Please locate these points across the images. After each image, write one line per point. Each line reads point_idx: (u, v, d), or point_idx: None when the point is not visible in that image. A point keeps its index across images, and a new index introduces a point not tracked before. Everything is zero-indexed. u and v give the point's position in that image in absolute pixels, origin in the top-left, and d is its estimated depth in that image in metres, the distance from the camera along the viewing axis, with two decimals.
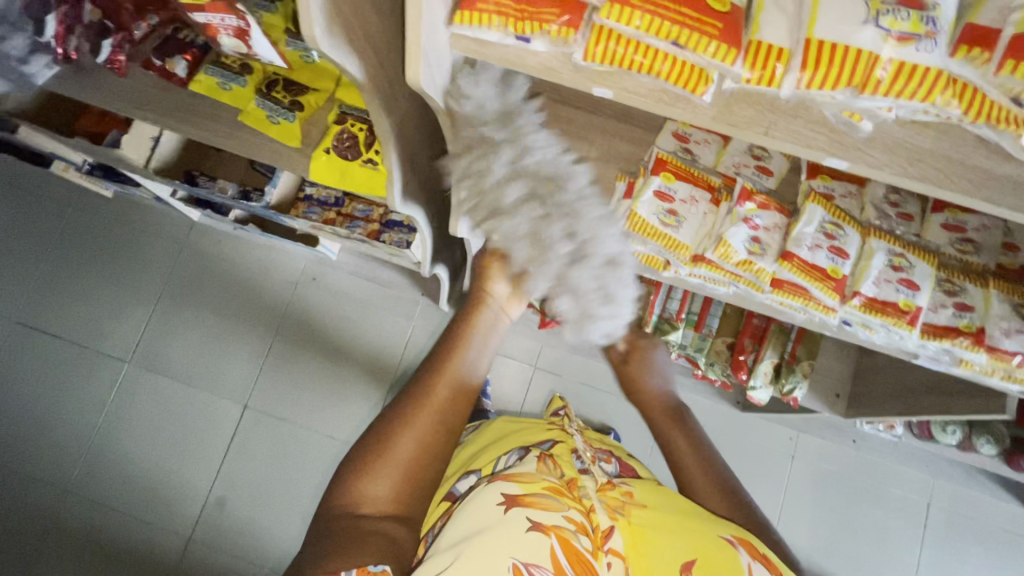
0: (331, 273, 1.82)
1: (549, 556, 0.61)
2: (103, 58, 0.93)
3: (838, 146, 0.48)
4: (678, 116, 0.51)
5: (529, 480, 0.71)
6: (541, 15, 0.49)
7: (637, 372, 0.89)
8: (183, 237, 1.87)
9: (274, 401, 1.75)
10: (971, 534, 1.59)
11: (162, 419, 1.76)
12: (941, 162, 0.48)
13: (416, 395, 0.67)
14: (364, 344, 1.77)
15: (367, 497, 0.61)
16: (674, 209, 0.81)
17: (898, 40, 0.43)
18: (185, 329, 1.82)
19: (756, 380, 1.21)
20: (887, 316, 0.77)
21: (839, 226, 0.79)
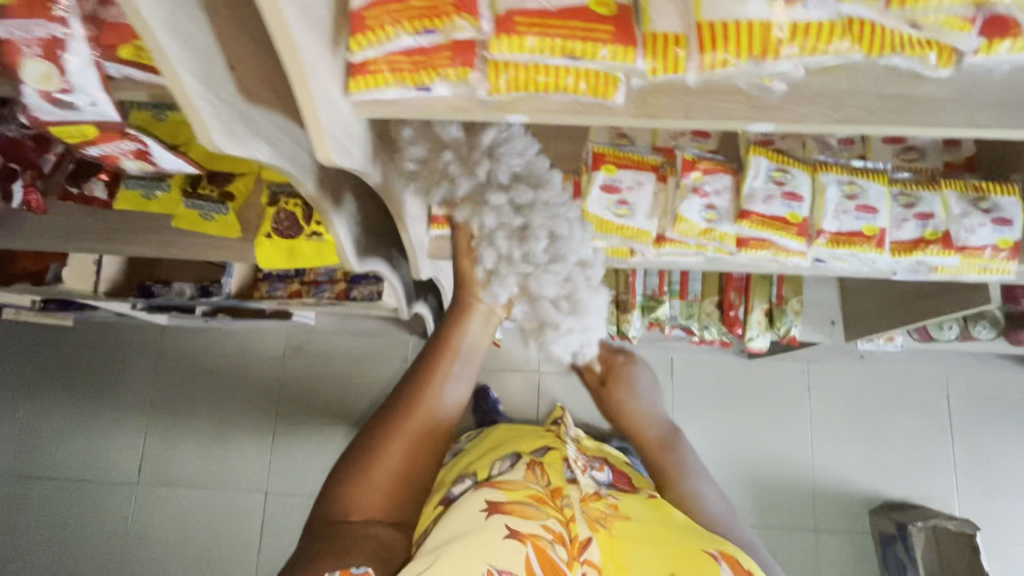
0: (313, 338, 1.80)
1: (523, 564, 0.62)
2: (18, 202, 0.90)
3: (757, 110, 0.48)
4: (596, 122, 0.50)
5: (514, 489, 0.75)
6: (435, 62, 0.48)
7: (619, 403, 0.88)
8: (157, 343, 1.83)
9: (293, 479, 1.72)
10: (995, 413, 1.62)
11: (185, 528, 1.72)
12: (863, 99, 0.48)
13: (403, 405, 0.62)
14: (365, 398, 1.75)
15: (357, 504, 0.59)
16: (624, 199, 0.80)
17: (785, 3, 0.42)
18: (184, 433, 1.77)
19: (750, 330, 1.22)
20: (854, 245, 0.77)
21: (785, 169, 0.78)
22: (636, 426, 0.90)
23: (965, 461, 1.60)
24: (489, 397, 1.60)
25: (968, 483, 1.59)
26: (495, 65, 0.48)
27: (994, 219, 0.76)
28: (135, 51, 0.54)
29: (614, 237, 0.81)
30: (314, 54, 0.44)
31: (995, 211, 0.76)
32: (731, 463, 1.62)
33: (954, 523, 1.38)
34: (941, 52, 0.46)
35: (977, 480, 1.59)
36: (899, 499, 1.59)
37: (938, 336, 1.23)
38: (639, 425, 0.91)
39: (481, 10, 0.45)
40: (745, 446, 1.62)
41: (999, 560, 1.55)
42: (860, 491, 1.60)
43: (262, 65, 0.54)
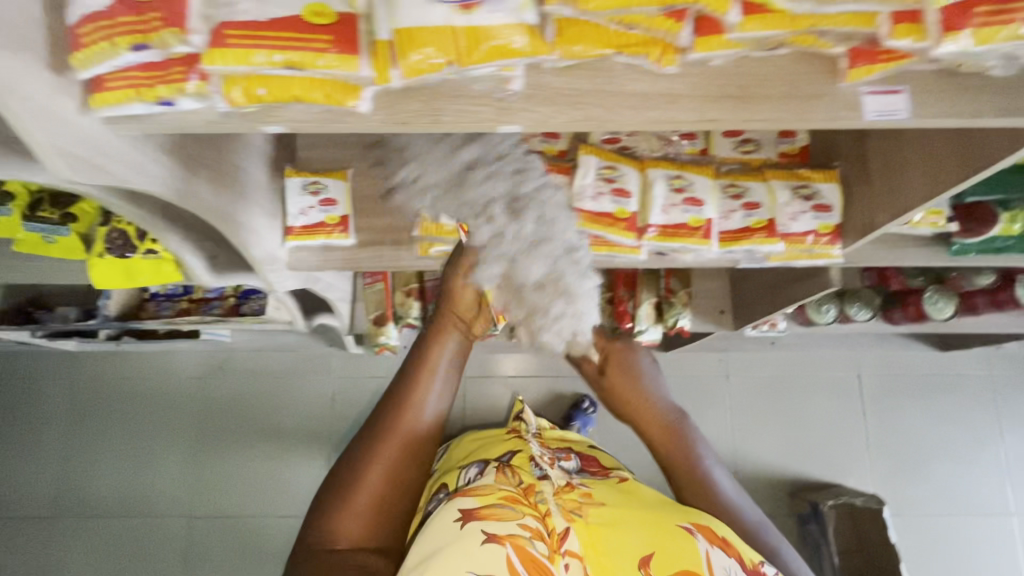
0: (234, 356, 1.71)
1: (506, 565, 0.60)
2: None
3: (613, 105, 0.54)
4: (469, 127, 0.55)
5: (485, 493, 0.71)
6: (314, 45, 0.49)
7: (621, 381, 0.86)
8: (62, 368, 1.69)
9: (219, 504, 1.63)
10: (904, 391, 1.73)
11: (100, 565, 1.59)
12: (701, 98, 0.55)
13: (379, 432, 0.67)
14: (292, 415, 1.68)
15: (339, 532, 0.63)
16: None
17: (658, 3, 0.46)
18: (96, 463, 1.65)
19: (640, 324, 1.23)
20: (748, 241, 0.88)
21: (614, 168, 0.85)
22: (640, 415, 0.85)
23: (876, 439, 1.71)
24: None
25: (882, 461, 1.69)
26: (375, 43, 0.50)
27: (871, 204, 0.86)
28: None
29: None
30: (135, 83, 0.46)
31: None
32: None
33: (860, 500, 1.54)
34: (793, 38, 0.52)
35: (889, 455, 1.70)
36: (819, 478, 1.69)
37: (817, 319, 1.34)
38: (644, 412, 0.85)
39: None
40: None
41: (915, 536, 1.63)
42: (781, 473, 1.69)
43: None
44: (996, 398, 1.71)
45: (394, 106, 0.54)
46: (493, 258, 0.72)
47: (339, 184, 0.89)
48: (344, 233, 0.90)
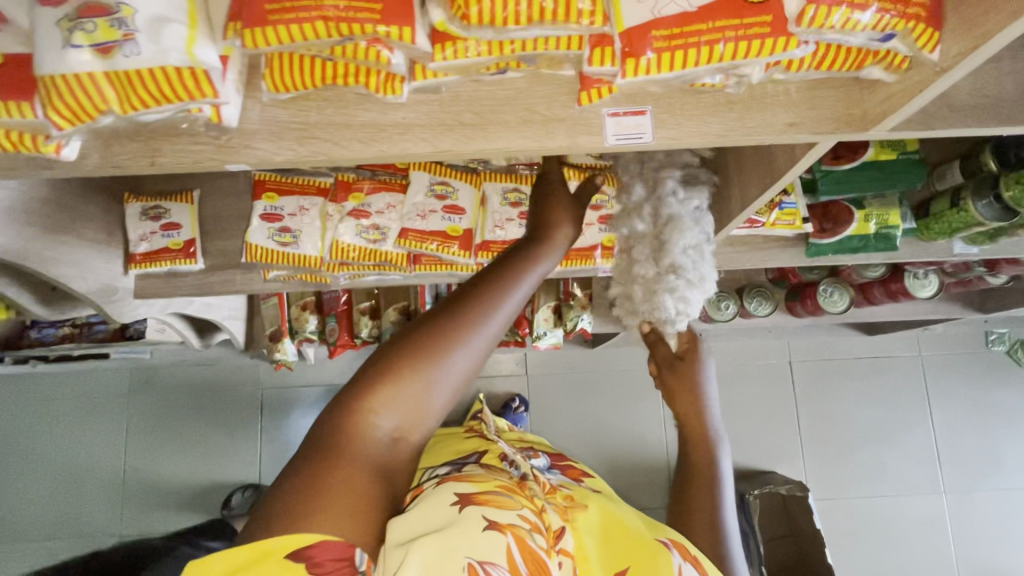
0: (157, 370, 1.66)
1: (507, 557, 0.41)
2: None
3: (444, 130, 0.44)
4: (287, 157, 0.44)
5: (477, 478, 0.49)
6: (91, 92, 0.36)
7: (682, 385, 0.64)
8: None
9: (150, 520, 1.60)
10: (834, 376, 1.76)
11: None
12: (543, 116, 0.44)
13: (478, 308, 0.43)
14: (220, 426, 1.65)
15: (388, 417, 0.40)
16: (375, 223, 0.73)
17: (514, 24, 0.36)
18: (25, 484, 1.62)
19: (537, 328, 1.14)
20: None
21: None
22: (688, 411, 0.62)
23: (808, 424, 1.73)
24: None
25: (813, 444, 1.72)
26: (227, 22, 0.38)
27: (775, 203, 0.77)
28: None
29: (370, 263, 0.75)
30: None
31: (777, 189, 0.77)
32: (596, 452, 1.67)
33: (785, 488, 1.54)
34: None
35: (818, 440, 1.73)
36: (750, 467, 1.69)
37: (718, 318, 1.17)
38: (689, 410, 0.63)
39: None
40: (608, 433, 1.68)
41: (837, 514, 1.68)
42: None
43: None
44: (921, 379, 1.75)
45: (111, 148, 0.44)
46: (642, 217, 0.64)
47: (182, 206, 0.83)
48: (190, 258, 0.83)
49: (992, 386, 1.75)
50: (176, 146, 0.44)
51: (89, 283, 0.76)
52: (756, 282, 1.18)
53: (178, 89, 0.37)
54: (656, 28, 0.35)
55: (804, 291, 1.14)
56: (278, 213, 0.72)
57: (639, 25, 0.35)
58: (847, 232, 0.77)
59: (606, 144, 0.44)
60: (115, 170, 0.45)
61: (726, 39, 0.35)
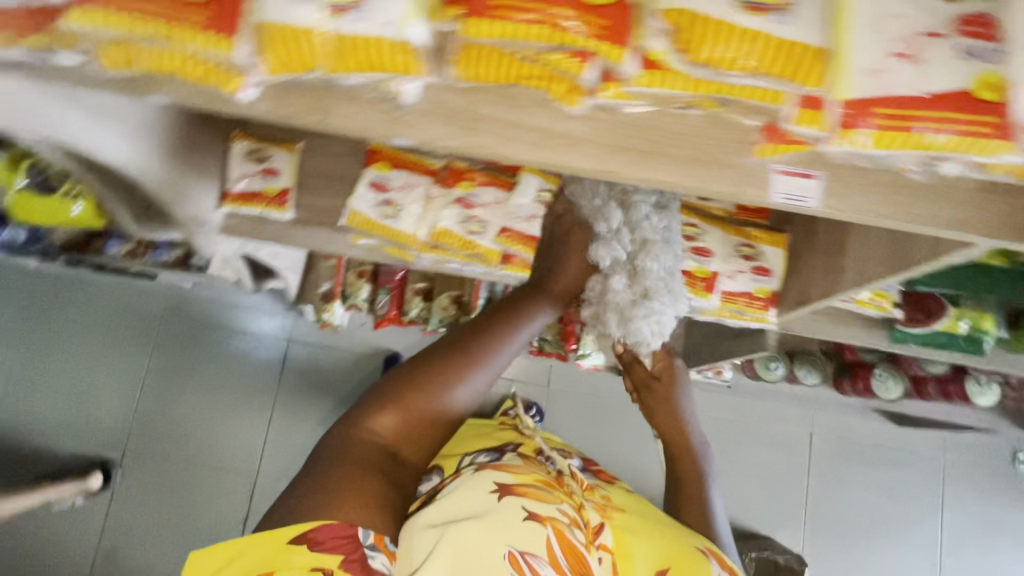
0: (193, 299, 1.68)
1: (545, 547, 0.59)
2: None
3: (611, 150, 0.44)
4: (459, 141, 0.45)
5: (519, 471, 0.71)
6: (313, 45, 0.38)
7: (661, 402, 0.85)
8: (19, 280, 1.66)
9: (157, 443, 1.63)
10: (852, 458, 1.73)
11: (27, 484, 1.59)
12: (708, 161, 0.44)
13: (454, 352, 0.61)
14: (243, 367, 1.66)
15: (380, 428, 0.58)
16: (477, 215, 0.74)
17: (736, 68, 0.36)
18: (41, 382, 1.64)
19: (585, 347, 1.14)
20: (736, 303, 0.79)
21: (693, 225, 0.76)
22: (669, 426, 0.84)
23: (814, 500, 1.71)
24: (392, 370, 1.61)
25: (815, 520, 1.70)
26: (445, 6, 0.39)
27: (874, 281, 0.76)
28: None
29: (462, 252, 0.78)
30: None
31: None
32: None
33: (783, 557, 1.51)
34: None
35: (823, 517, 1.70)
36: (749, 527, 1.68)
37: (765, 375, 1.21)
38: (671, 424, 0.84)
39: None
40: (615, 461, 1.68)
41: None
42: None
43: None
44: (939, 480, 1.72)
45: (283, 98, 0.45)
46: (611, 246, 0.71)
47: (284, 154, 0.83)
48: (281, 206, 0.84)
49: (1008, 504, 1.72)
50: (349, 109, 0.45)
51: (187, 210, 0.78)
52: (811, 352, 1.16)
53: (381, 59, 0.38)
54: (879, 104, 0.36)
55: (855, 370, 1.12)
56: (387, 184, 0.72)
57: (863, 97, 0.36)
58: (936, 325, 0.76)
59: (769, 201, 0.44)
60: (281, 119, 0.46)
61: (950, 131, 0.35)
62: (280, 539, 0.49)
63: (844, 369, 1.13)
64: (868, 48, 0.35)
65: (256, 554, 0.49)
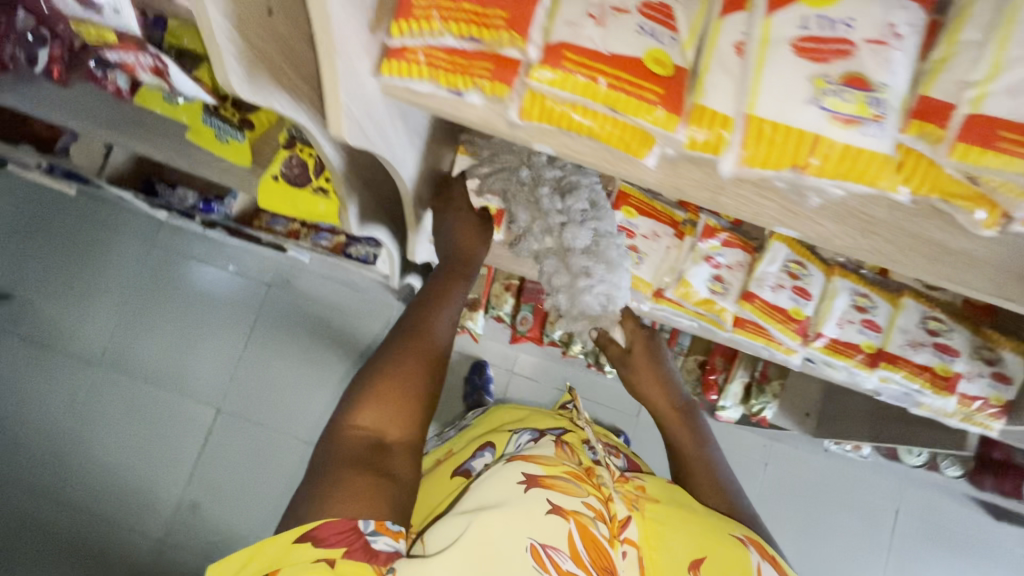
0: (302, 276, 1.86)
1: (568, 541, 0.59)
2: (41, 67, 0.89)
3: (788, 215, 0.47)
4: (620, 172, 0.48)
5: (549, 463, 0.71)
6: (474, 70, 0.44)
7: (642, 373, 0.85)
8: (150, 237, 1.87)
9: (250, 404, 1.82)
10: (933, 541, 1.73)
11: (135, 422, 1.81)
12: (894, 233, 0.46)
13: (397, 344, 0.66)
14: (338, 344, 1.83)
15: (359, 425, 0.62)
16: (635, 245, 0.77)
17: (843, 123, 0.36)
18: (155, 332, 1.85)
19: (725, 399, 1.22)
20: (849, 358, 0.76)
21: (802, 265, 0.75)
22: (658, 399, 0.86)
23: None
24: (484, 372, 1.72)
25: None
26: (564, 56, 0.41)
27: (938, 345, 0.74)
28: None
29: None
30: (347, 32, 0.42)
31: (943, 337, 0.75)
32: None
33: None
34: (992, 211, 0.41)
35: None
36: None
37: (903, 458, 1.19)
38: (660, 396, 0.86)
39: (532, 34, 0.41)
40: None
41: None
42: None
43: (294, 10, 0.52)
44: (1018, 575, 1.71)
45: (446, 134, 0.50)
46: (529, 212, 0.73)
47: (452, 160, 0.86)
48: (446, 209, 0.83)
49: None
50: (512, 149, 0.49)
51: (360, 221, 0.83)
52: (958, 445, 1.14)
53: (556, 111, 0.44)
54: (1001, 126, 0.36)
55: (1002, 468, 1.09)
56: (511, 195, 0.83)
57: (987, 117, 0.37)
58: None
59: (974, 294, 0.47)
60: None
61: None
62: (285, 541, 0.54)
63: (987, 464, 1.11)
64: (999, 100, 0.37)
65: (265, 556, 0.55)
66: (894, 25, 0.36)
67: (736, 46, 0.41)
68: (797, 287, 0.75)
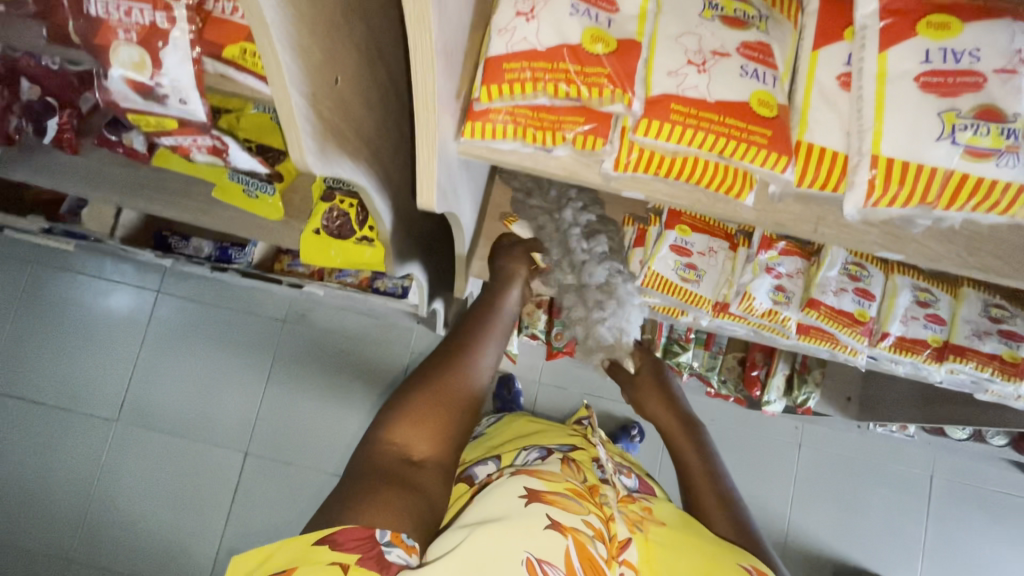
0: (319, 308, 1.83)
1: (565, 557, 0.57)
2: (50, 137, 0.85)
3: (892, 239, 0.45)
4: (714, 214, 0.47)
5: (552, 479, 0.68)
6: (564, 126, 0.43)
7: (648, 394, 0.90)
8: (157, 284, 1.83)
9: (277, 444, 1.78)
10: (971, 503, 1.76)
11: (162, 476, 1.77)
12: (1000, 248, 0.45)
13: (439, 359, 0.66)
14: (361, 372, 1.80)
15: (395, 438, 0.61)
16: (693, 262, 0.75)
17: (975, 157, 0.36)
18: (172, 380, 1.81)
19: (769, 394, 1.21)
20: (915, 354, 0.75)
21: (862, 265, 0.75)
22: (662, 418, 0.89)
23: (932, 544, 1.75)
24: (513, 387, 1.69)
25: (930, 562, 1.74)
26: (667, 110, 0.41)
27: (1005, 332, 0.74)
28: (240, 52, 0.52)
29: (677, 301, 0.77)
30: (441, 98, 0.40)
31: (1008, 323, 0.74)
32: None
33: None
34: None
35: (938, 560, 1.74)
36: (857, 564, 1.74)
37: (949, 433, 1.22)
38: (663, 415, 0.90)
39: (636, 88, 0.41)
40: None
41: None
42: (824, 549, 1.74)
43: (356, 75, 0.50)
44: None
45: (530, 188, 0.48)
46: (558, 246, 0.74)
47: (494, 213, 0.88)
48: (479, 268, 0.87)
49: None
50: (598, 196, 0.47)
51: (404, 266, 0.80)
52: None
53: (653, 160, 0.43)
54: None
55: None
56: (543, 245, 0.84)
57: None
58: None
59: None
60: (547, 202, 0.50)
61: None
62: (303, 542, 0.53)
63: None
64: None
65: (284, 553, 0.52)
66: (1020, 52, 0.36)
67: (841, 80, 0.40)
68: (859, 287, 0.75)
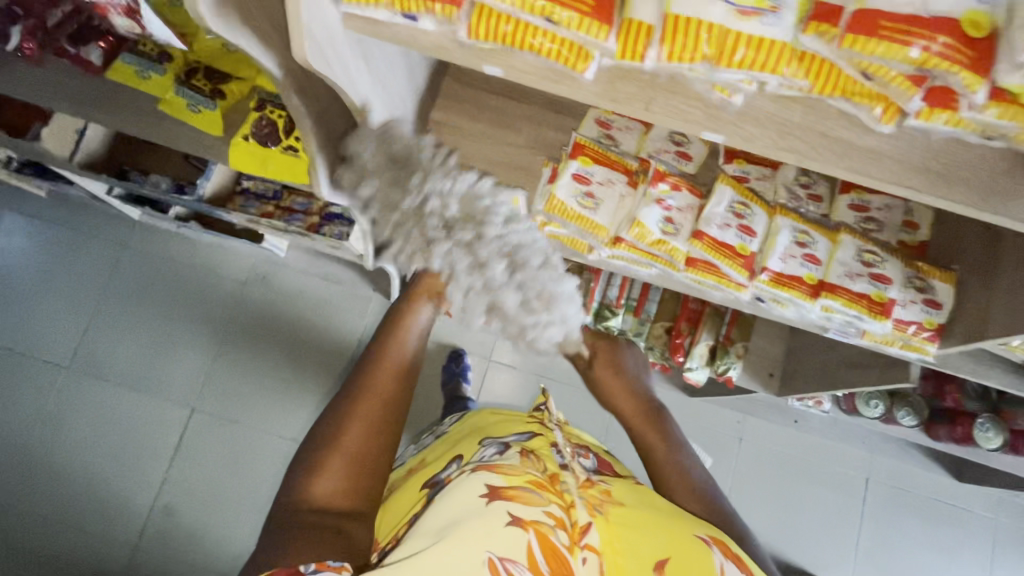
0: (280, 272, 1.87)
1: (525, 551, 0.58)
2: (13, 45, 0.90)
3: (713, 120, 0.52)
4: (565, 92, 0.53)
5: (512, 472, 0.70)
6: None
7: (608, 378, 0.88)
8: (125, 238, 1.87)
9: (226, 403, 1.80)
10: (905, 507, 1.78)
11: (106, 427, 1.77)
12: (809, 135, 0.52)
13: (355, 397, 0.64)
14: (317, 337, 1.84)
15: (315, 494, 0.59)
16: (591, 191, 0.82)
17: (744, 15, 0.45)
18: (128, 334, 1.83)
19: (692, 361, 1.26)
20: (793, 290, 0.81)
21: (746, 206, 0.81)
22: (622, 402, 0.87)
23: (866, 545, 1.76)
24: (461, 360, 1.73)
25: (863, 563, 1.75)
26: None
27: (874, 274, 0.80)
28: None
29: (577, 226, 0.82)
30: None
31: (877, 268, 0.80)
32: None
33: None
34: (886, 107, 0.48)
35: (871, 562, 1.76)
36: (791, 561, 1.75)
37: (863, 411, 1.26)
38: (624, 400, 0.87)
39: None
40: None
41: None
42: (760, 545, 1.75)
43: None
44: (988, 541, 1.77)
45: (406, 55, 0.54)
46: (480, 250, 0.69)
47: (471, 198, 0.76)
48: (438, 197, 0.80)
49: None
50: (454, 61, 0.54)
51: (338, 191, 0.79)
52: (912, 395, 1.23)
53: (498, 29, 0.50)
54: (884, 19, 0.43)
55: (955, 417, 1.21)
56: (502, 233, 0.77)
57: (869, 10, 0.43)
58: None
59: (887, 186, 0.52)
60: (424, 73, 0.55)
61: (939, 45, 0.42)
62: None
63: (939, 414, 1.23)
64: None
65: None
66: None
67: None
68: (743, 224, 0.81)
